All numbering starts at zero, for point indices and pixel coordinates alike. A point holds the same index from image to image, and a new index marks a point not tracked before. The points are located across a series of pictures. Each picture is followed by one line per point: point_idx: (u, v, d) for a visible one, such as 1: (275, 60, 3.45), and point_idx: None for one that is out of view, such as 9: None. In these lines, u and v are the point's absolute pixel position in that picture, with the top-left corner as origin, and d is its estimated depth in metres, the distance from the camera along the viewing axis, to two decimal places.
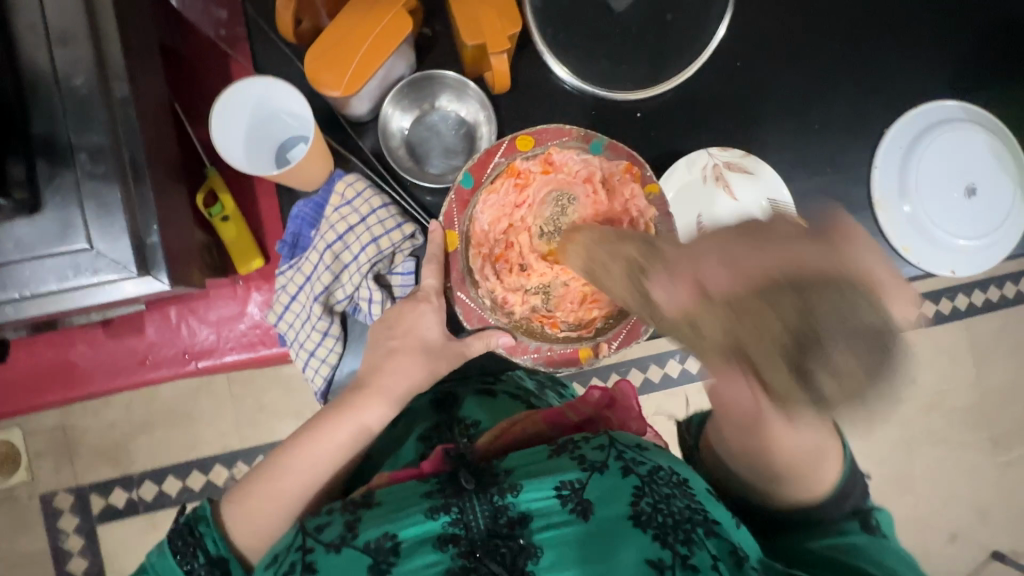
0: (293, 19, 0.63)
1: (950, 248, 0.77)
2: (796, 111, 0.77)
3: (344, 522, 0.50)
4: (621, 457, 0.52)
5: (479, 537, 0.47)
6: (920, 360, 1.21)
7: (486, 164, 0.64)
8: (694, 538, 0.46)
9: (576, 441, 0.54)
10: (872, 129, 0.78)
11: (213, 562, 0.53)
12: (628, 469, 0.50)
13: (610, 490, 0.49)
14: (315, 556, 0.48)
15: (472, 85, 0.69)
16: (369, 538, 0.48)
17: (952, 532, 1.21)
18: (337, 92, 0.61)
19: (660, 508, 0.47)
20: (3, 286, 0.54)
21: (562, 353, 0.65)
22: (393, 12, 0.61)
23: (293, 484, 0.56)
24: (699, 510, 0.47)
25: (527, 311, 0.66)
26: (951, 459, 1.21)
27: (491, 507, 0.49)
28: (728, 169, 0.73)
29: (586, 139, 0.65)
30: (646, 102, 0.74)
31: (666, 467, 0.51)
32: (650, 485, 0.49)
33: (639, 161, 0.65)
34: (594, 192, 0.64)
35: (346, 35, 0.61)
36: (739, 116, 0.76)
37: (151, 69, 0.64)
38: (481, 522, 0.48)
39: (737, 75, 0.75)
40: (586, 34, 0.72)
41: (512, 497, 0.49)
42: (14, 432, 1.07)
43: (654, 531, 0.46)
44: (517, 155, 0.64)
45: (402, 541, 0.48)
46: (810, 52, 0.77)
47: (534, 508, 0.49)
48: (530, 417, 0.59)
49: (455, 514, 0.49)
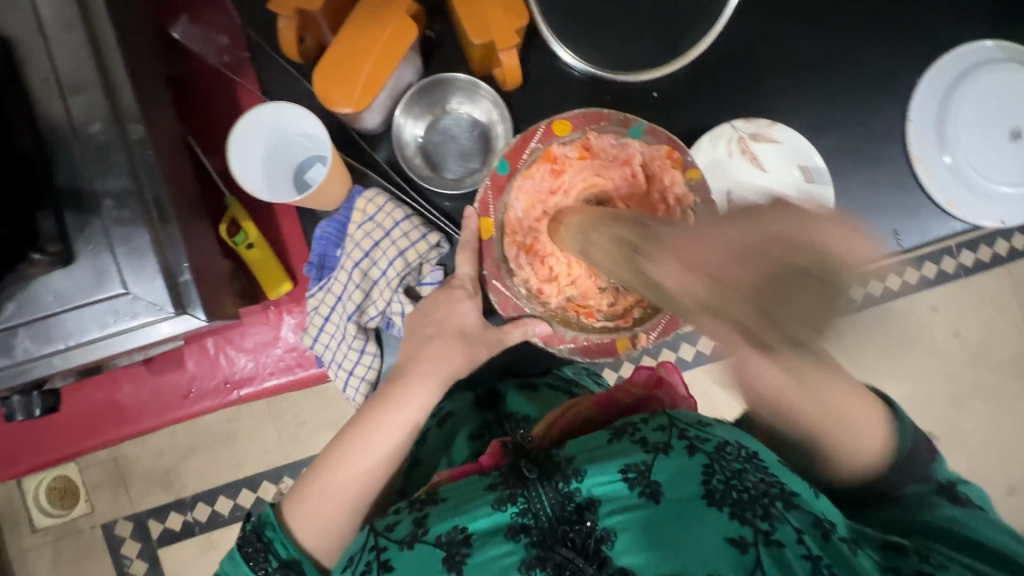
0: (296, 38, 0.63)
1: (996, 196, 0.73)
2: (818, 70, 0.73)
3: (413, 519, 0.50)
4: (685, 435, 0.51)
5: (548, 526, 0.47)
6: (963, 312, 1.16)
7: (523, 149, 0.63)
8: (772, 512, 0.45)
9: (636, 425, 0.53)
10: (902, 82, 0.74)
11: (285, 565, 0.54)
12: (694, 447, 0.49)
13: (681, 471, 0.48)
14: (390, 555, 0.49)
15: (483, 85, 0.67)
16: (440, 533, 0.48)
17: (1012, 485, 1.17)
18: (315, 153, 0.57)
19: (733, 485, 0.47)
20: (47, 337, 0.55)
21: (600, 342, 0.64)
22: (395, 22, 0.60)
23: (351, 491, 0.55)
24: (776, 484, 0.47)
25: (562, 301, 0.63)
26: (1004, 410, 1.17)
27: (558, 496, 0.48)
28: (754, 141, 0.71)
29: (624, 124, 0.63)
30: (661, 80, 0.71)
31: (734, 444, 0.50)
32: (719, 462, 0.48)
33: (680, 145, 0.62)
34: (633, 176, 0.62)
35: (351, 48, 0.60)
36: (758, 83, 0.73)
37: (162, 104, 0.64)
38: (549, 510, 0.47)
39: (752, 41, 0.72)
40: (592, 17, 0.71)
41: (577, 484, 0.48)
42: (69, 466, 1.10)
43: (730, 508, 0.45)
44: (554, 141, 0.63)
45: (474, 533, 0.48)
46: (828, 7, 0.73)
47: (602, 493, 0.48)
48: (580, 403, 0.60)
49: (521, 504, 0.48)
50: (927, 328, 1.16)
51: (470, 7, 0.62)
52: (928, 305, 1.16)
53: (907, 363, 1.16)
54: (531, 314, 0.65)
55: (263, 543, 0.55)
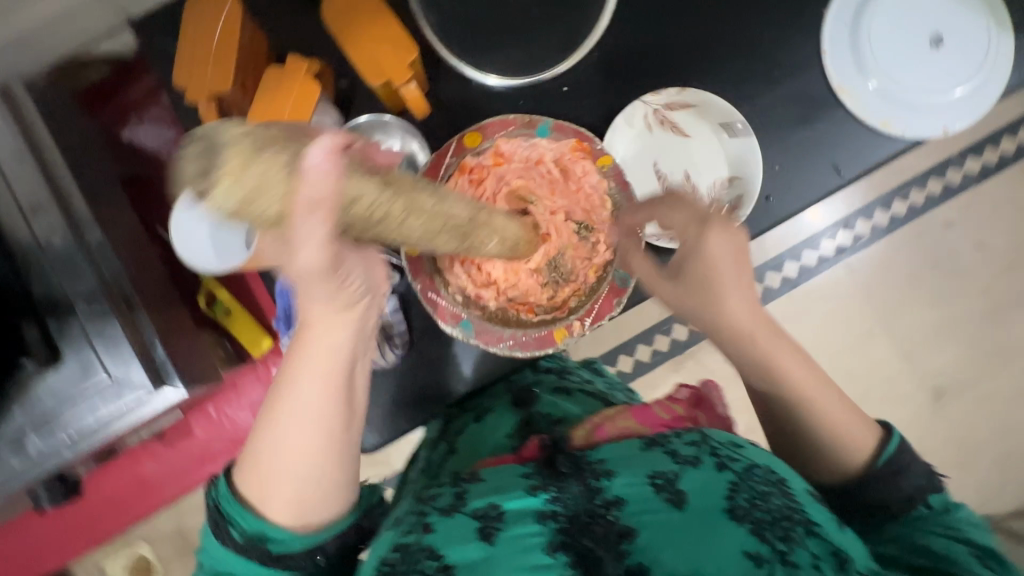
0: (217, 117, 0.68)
1: (933, 106, 0.72)
2: (723, 29, 0.74)
3: (452, 493, 0.55)
4: (716, 453, 0.55)
5: (574, 516, 0.52)
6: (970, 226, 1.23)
7: (439, 164, 0.68)
8: (794, 535, 0.49)
9: (667, 437, 0.57)
10: (810, 16, 0.73)
11: (251, 536, 0.48)
12: (723, 464, 0.54)
13: (708, 482, 0.52)
14: (432, 519, 0.52)
15: (389, 118, 0.71)
16: (477, 505, 0.52)
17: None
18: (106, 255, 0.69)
19: (758, 504, 0.51)
20: (52, 434, 0.61)
21: (538, 335, 0.67)
22: (299, 81, 0.65)
23: (306, 488, 0.49)
24: (799, 511, 0.51)
25: (501, 302, 0.69)
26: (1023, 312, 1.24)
27: (587, 490, 0.53)
28: (670, 110, 0.73)
29: (530, 125, 0.68)
30: (569, 74, 0.74)
31: (762, 466, 0.55)
32: (747, 481, 0.53)
33: (586, 136, 0.68)
34: (548, 174, 0.69)
35: None
36: (665, 57, 0.74)
37: (112, 206, 0.70)
38: (577, 501, 0.52)
39: (651, 18, 0.74)
40: (491, 30, 0.73)
41: (607, 483, 0.53)
42: (141, 544, 1.19)
43: (751, 525, 0.49)
44: (467, 152, 0.68)
45: (507, 510, 0.52)
46: None
47: (629, 494, 0.52)
48: (619, 417, 0.62)
49: (552, 493, 0.53)
50: (943, 248, 1.23)
51: (363, 52, 0.68)
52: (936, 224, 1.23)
53: (923, 288, 1.23)
54: (470, 321, 0.68)
55: (222, 521, 0.49)
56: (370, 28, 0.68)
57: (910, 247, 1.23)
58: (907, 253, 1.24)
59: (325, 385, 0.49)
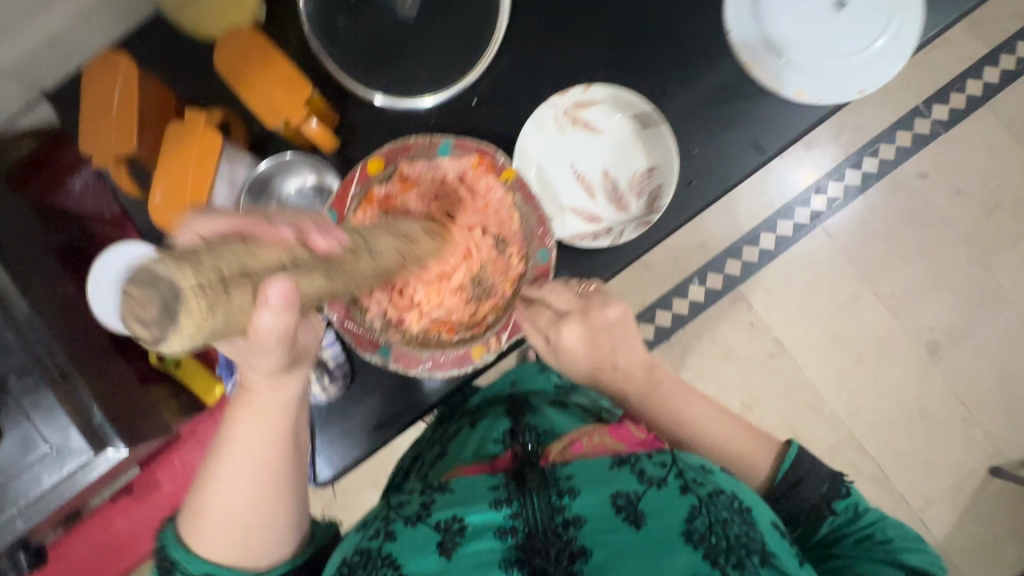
0: (188, 17, 0.63)
1: None
2: (724, 98, 0.68)
3: (420, 502, 0.55)
4: (682, 476, 0.54)
5: (535, 532, 0.51)
6: (950, 288, 1.37)
7: (467, 147, 0.61)
8: (746, 563, 0.49)
9: (638, 455, 0.56)
10: (808, 105, 0.67)
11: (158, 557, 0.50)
12: (687, 488, 0.53)
13: (667, 506, 0.52)
14: (396, 527, 0.53)
15: (450, 84, 0.66)
16: (441, 518, 0.52)
17: (960, 463, 1.36)
18: (96, 134, 0.61)
19: (714, 530, 0.50)
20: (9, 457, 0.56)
21: (454, 360, 0.60)
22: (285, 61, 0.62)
23: (255, 538, 0.50)
24: (757, 540, 0.50)
25: (470, 299, 0.62)
26: (974, 359, 1.37)
27: (548, 507, 0.52)
28: (631, 115, 0.67)
29: (601, 118, 0.68)
30: (665, 96, 0.68)
31: (728, 493, 0.53)
32: (707, 506, 0.52)
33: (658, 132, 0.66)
34: (604, 157, 0.69)
35: (227, 74, 0.62)
36: (718, 109, 0.68)
37: (68, 110, 0.67)
38: (539, 519, 0.52)
39: (671, 65, 0.68)
40: (466, 20, 0.67)
41: (569, 500, 0.53)
42: None
43: (705, 549, 0.49)
44: (490, 151, 0.62)
45: (469, 524, 0.52)
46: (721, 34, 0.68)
47: (588, 513, 0.52)
48: (596, 433, 0.60)
49: (516, 507, 0.53)
50: (919, 303, 1.37)
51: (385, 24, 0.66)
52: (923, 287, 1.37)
53: (898, 349, 1.37)
54: (387, 344, 0.61)
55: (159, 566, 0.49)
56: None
57: (891, 286, 1.38)
58: (882, 284, 1.38)
59: (263, 441, 0.50)
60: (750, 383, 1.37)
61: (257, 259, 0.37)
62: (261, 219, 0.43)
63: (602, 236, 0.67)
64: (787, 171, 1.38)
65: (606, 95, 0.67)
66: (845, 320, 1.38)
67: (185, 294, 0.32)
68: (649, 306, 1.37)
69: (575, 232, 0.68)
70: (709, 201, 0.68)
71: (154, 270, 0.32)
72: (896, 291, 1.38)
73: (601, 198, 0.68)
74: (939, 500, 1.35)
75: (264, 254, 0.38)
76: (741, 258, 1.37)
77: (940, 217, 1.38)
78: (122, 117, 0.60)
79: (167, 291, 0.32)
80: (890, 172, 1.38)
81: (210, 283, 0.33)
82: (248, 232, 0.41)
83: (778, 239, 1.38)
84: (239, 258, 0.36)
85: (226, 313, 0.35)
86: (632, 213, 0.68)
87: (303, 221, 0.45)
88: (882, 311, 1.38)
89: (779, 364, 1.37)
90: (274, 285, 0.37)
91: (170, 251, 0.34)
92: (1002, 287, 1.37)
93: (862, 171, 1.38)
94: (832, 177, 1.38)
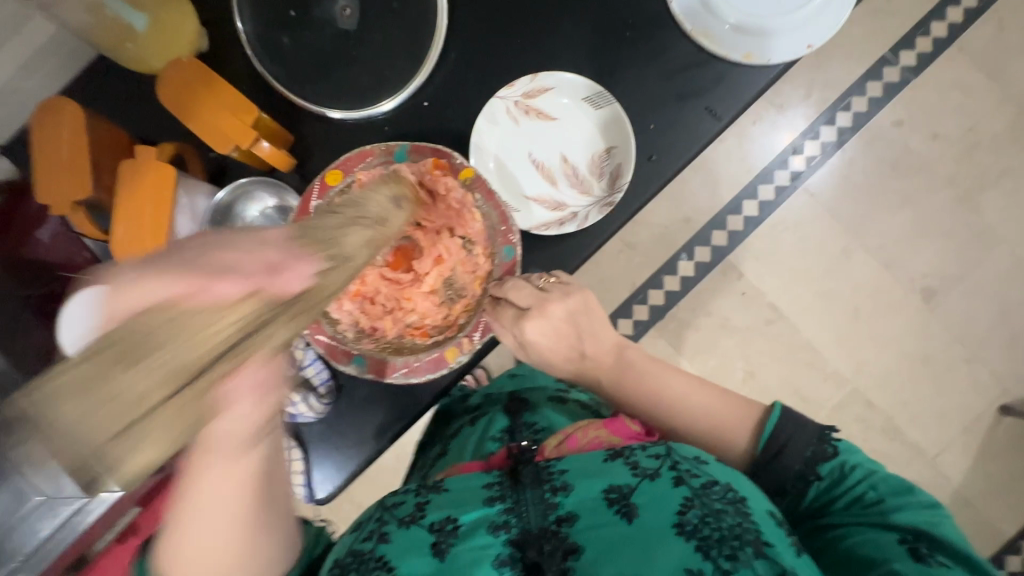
0: (129, 54, 0.62)
1: None
2: (676, 70, 0.67)
3: (415, 502, 0.55)
4: (675, 466, 0.53)
5: (529, 530, 0.51)
6: (938, 233, 1.37)
7: (424, 151, 0.61)
8: (740, 555, 0.47)
9: (632, 448, 0.56)
10: (761, 67, 0.66)
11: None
12: (680, 480, 0.52)
13: (659, 498, 0.51)
14: (389, 529, 0.53)
15: (399, 90, 0.66)
16: (433, 520, 0.53)
17: (969, 406, 1.35)
18: (47, 181, 0.60)
19: (708, 521, 0.49)
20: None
21: (429, 362, 0.60)
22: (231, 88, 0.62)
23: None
24: (752, 530, 0.49)
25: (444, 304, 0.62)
26: (972, 301, 1.36)
27: (542, 504, 0.53)
28: (582, 99, 0.68)
29: (554, 105, 0.69)
30: (617, 76, 0.68)
31: (723, 484, 0.52)
32: (700, 497, 0.51)
33: (611, 114, 0.67)
34: (561, 145, 0.70)
35: (175, 105, 0.62)
36: (671, 82, 0.67)
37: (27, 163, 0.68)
38: (533, 516, 0.52)
39: (620, 44, 0.67)
40: (408, 23, 0.66)
41: (563, 497, 0.53)
42: None
43: (697, 542, 0.48)
44: (447, 155, 0.61)
45: (462, 524, 0.52)
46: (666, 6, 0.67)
47: (580, 508, 0.52)
48: (592, 427, 0.61)
49: (509, 504, 0.53)
50: (910, 251, 1.37)
51: (328, 37, 0.66)
52: (911, 235, 1.37)
53: (894, 299, 1.37)
54: (361, 354, 0.60)
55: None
56: (313, 12, 0.65)
57: (879, 238, 1.37)
58: (871, 237, 1.37)
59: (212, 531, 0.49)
60: (750, 352, 1.36)
61: (192, 343, 0.42)
62: (203, 271, 0.42)
63: (565, 221, 0.67)
64: (762, 135, 1.37)
65: (556, 82, 0.67)
66: (838, 278, 1.37)
67: (146, 417, 0.40)
68: (641, 287, 1.36)
69: (540, 221, 0.68)
70: (669, 175, 0.67)
71: (112, 376, 0.40)
72: (885, 242, 1.37)
73: (560, 186, 0.69)
74: (952, 445, 1.34)
75: (218, 321, 0.42)
76: (725, 228, 1.37)
77: (920, 163, 1.37)
78: (72, 163, 0.59)
79: (94, 398, 0.39)
80: (864, 125, 1.37)
81: (132, 416, 0.40)
82: (187, 295, 0.41)
83: (761, 205, 1.37)
84: (189, 346, 0.42)
85: (193, 410, 0.43)
86: (595, 195, 0.68)
87: (259, 245, 0.44)
88: (874, 264, 1.37)
89: (777, 329, 1.37)
90: (225, 383, 0.44)
91: (124, 346, 0.40)
92: (990, 225, 1.36)
93: (836, 126, 1.37)
94: (807, 136, 1.37)
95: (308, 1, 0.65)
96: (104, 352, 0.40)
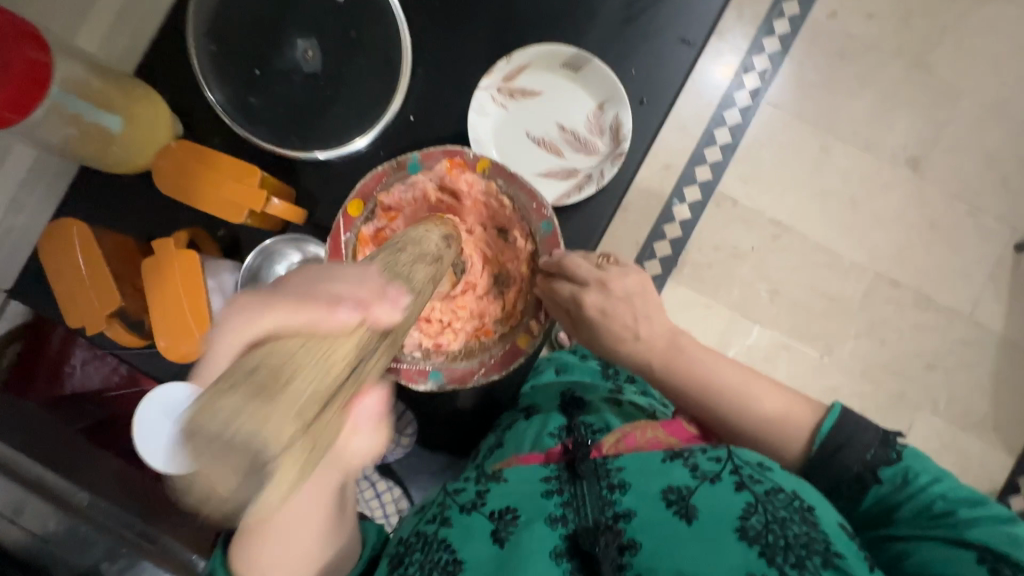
0: (110, 161, 0.62)
1: None
2: (637, 14, 0.67)
3: (475, 490, 0.56)
4: (738, 471, 0.53)
5: (586, 522, 0.52)
6: (905, 103, 1.40)
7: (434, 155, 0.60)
8: (808, 563, 0.46)
9: (692, 451, 0.55)
10: None
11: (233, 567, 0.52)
12: (742, 485, 0.51)
13: (719, 503, 0.50)
14: (451, 514, 0.54)
15: (381, 113, 0.66)
16: (494, 508, 0.53)
17: (984, 254, 1.38)
18: (77, 308, 0.62)
19: (772, 527, 0.48)
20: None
21: (502, 356, 0.60)
22: (225, 159, 0.62)
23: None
24: (820, 539, 0.48)
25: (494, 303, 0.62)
26: (956, 157, 1.39)
27: (600, 500, 0.53)
28: (560, 67, 0.69)
29: (534, 81, 0.71)
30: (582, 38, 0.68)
31: (786, 491, 0.51)
32: (763, 503, 0.50)
33: (594, 71, 0.68)
34: (552, 117, 0.72)
35: (178, 192, 0.63)
36: (635, 27, 0.67)
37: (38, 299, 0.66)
38: (590, 511, 0.53)
39: (577, 5, 0.68)
40: (368, 46, 0.66)
41: (620, 494, 0.53)
42: None
43: (761, 547, 0.47)
44: (463, 150, 0.60)
45: (522, 513, 0.53)
46: None
47: (639, 505, 0.52)
48: (648, 428, 0.59)
49: (568, 497, 0.54)
50: (883, 127, 1.40)
51: (297, 84, 0.65)
52: (880, 113, 1.40)
53: (885, 177, 1.39)
54: (435, 370, 0.60)
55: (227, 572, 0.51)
56: (276, 66, 0.65)
57: (852, 125, 1.40)
58: (843, 127, 1.40)
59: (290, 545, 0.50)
60: (769, 271, 1.38)
61: (307, 388, 0.31)
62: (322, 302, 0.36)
63: (585, 185, 0.69)
64: (712, 64, 1.39)
65: (531, 58, 0.69)
66: (825, 174, 1.39)
67: (276, 461, 0.29)
68: (646, 242, 1.37)
69: (559, 193, 0.69)
70: (662, 116, 0.68)
71: (238, 431, 0.28)
72: (858, 128, 1.40)
73: (564, 158, 0.71)
74: (984, 297, 1.36)
75: (335, 361, 0.33)
76: (706, 162, 1.38)
77: (866, 44, 1.40)
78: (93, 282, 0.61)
79: (264, 405, 0.29)
80: (803, 26, 1.40)
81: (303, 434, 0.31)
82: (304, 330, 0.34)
83: (732, 130, 1.39)
84: (318, 380, 0.32)
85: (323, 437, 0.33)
86: (602, 153, 0.70)
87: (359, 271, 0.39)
88: (855, 150, 1.40)
89: (787, 242, 1.38)
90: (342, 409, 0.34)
91: (249, 387, 0.30)
92: (950, 81, 1.39)
93: (777, 35, 1.40)
94: (754, 52, 1.39)
95: (268, 57, 0.65)
96: (208, 444, 0.28)
